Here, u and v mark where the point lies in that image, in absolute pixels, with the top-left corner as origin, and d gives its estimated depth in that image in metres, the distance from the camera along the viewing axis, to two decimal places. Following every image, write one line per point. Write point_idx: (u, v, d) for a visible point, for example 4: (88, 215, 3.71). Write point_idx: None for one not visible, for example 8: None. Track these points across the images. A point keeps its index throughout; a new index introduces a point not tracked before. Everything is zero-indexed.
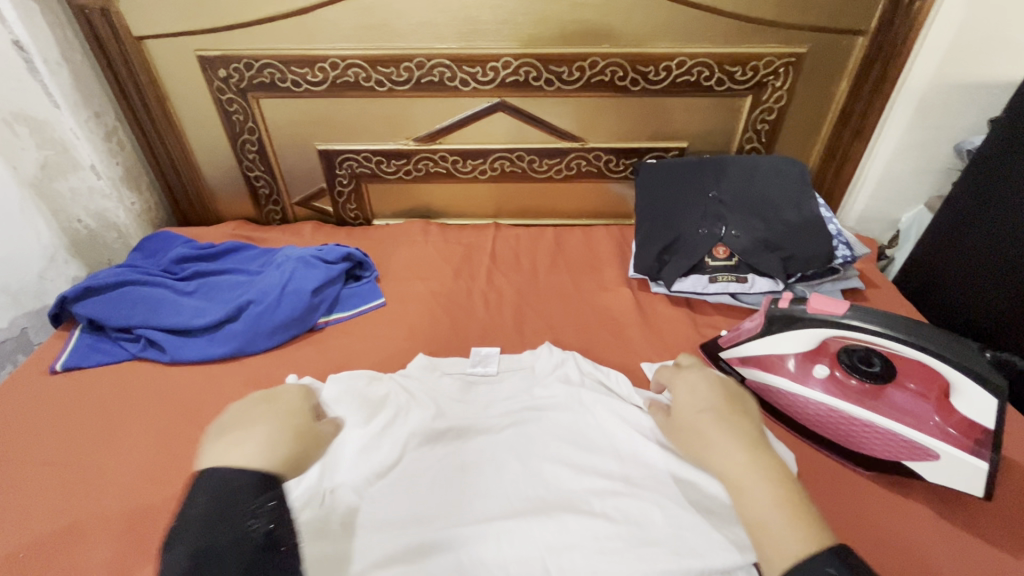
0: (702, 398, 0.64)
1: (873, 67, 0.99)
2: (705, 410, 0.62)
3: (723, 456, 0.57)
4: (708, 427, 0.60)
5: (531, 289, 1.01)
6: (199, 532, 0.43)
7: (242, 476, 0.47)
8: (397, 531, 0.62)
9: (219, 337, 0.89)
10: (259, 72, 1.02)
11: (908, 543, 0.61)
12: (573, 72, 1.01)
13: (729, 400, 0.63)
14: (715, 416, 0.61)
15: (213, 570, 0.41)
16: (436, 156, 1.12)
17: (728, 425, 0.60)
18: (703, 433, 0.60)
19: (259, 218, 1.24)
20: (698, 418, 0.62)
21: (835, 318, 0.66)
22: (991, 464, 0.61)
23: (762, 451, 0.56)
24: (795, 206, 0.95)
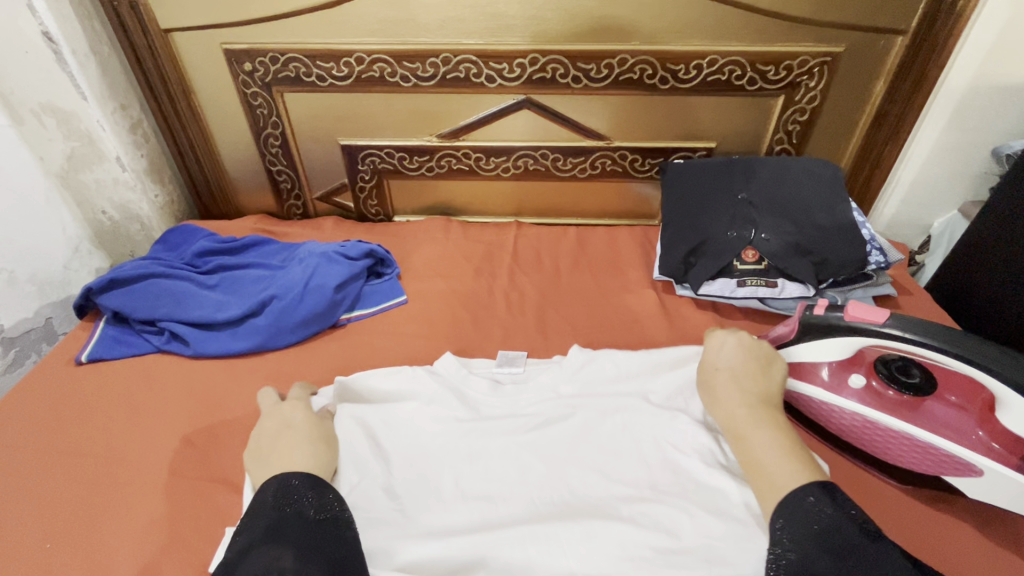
0: (726, 356, 0.70)
1: (912, 68, 0.96)
2: (722, 369, 0.68)
3: (727, 412, 0.64)
4: (721, 387, 0.67)
5: (553, 289, 1.00)
6: (269, 513, 0.54)
7: (301, 474, 0.59)
8: (423, 535, 0.62)
9: (242, 331, 0.88)
10: (284, 66, 1.01)
11: (948, 560, 0.60)
12: (602, 69, 0.99)
13: (750, 357, 0.69)
14: (729, 375, 0.67)
15: (282, 530, 0.52)
16: (459, 153, 1.11)
17: (738, 385, 0.66)
18: (716, 393, 0.67)
19: (280, 213, 1.24)
20: (716, 374, 0.68)
21: (875, 326, 0.64)
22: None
23: (763, 408, 0.64)
24: (827, 209, 0.93)
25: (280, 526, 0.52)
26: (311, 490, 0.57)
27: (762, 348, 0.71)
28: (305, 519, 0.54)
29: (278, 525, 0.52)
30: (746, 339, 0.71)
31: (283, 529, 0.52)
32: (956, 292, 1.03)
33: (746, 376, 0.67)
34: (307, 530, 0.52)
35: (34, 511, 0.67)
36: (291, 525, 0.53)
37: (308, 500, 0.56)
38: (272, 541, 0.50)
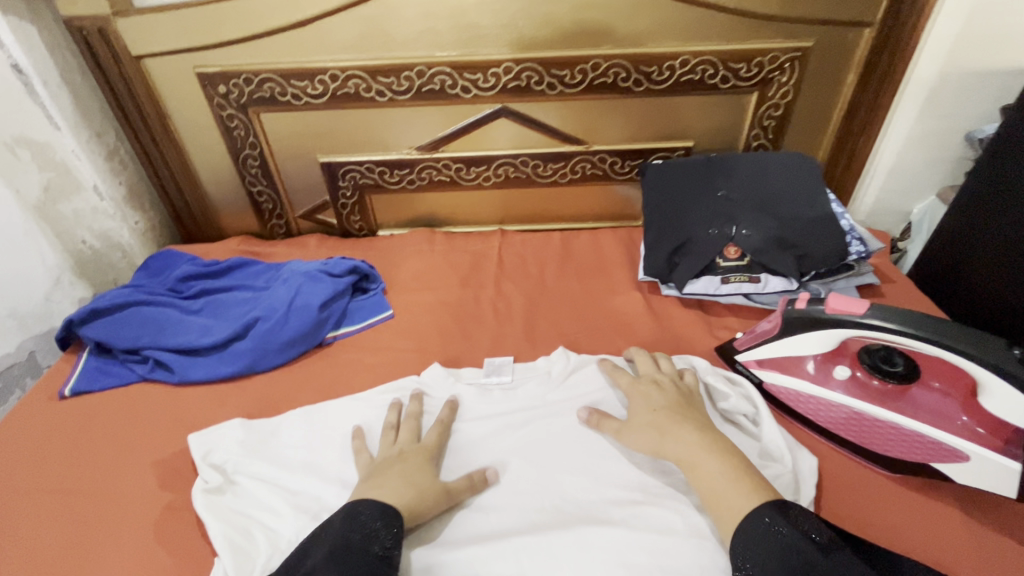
0: (652, 401, 0.69)
1: (880, 58, 0.97)
2: (658, 411, 0.67)
3: (678, 443, 0.63)
4: (665, 423, 0.65)
5: (540, 295, 1.00)
6: (329, 545, 0.54)
7: (377, 507, 0.59)
8: (457, 547, 0.61)
9: (227, 355, 0.87)
10: (258, 87, 1.01)
11: (936, 546, 0.60)
12: (576, 75, 0.99)
13: (677, 399, 0.69)
14: (668, 414, 0.67)
15: (341, 557, 0.53)
16: (439, 164, 1.11)
17: (680, 419, 0.66)
18: (660, 429, 0.65)
19: (263, 233, 1.23)
20: (653, 416, 0.67)
21: (855, 318, 0.65)
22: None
23: (711, 433, 0.64)
24: (805, 202, 0.94)
25: (337, 554, 0.53)
26: (378, 521, 0.57)
27: (683, 392, 0.71)
28: (365, 551, 0.54)
29: (336, 553, 0.53)
30: (666, 387, 0.71)
31: (340, 557, 0.53)
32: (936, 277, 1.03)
33: (683, 412, 0.67)
34: (365, 564, 0.53)
35: (18, 552, 0.66)
36: (349, 554, 0.53)
37: (374, 530, 0.56)
38: (329, 568, 0.52)
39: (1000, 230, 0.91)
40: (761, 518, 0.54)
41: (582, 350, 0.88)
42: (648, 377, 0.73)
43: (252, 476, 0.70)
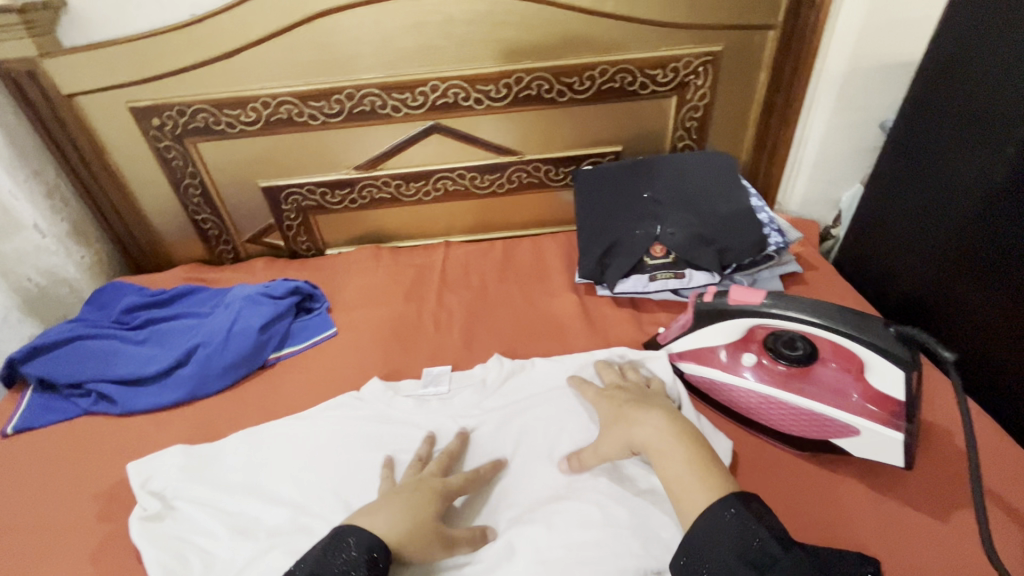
0: (617, 397, 0.72)
1: (787, 58, 1.03)
2: (624, 403, 0.70)
3: (643, 429, 0.65)
4: (630, 412, 0.68)
5: (480, 303, 1.03)
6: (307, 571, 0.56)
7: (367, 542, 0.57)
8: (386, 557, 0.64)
9: (169, 383, 0.88)
10: (192, 118, 1.03)
11: (836, 519, 0.64)
12: (501, 89, 1.03)
13: (641, 395, 0.72)
14: (631, 404, 0.70)
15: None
16: (379, 182, 1.13)
17: (645, 406, 0.69)
18: (627, 417, 0.68)
19: (212, 259, 1.24)
20: (618, 409, 0.70)
21: (755, 307, 0.69)
22: (907, 436, 0.63)
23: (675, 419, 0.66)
24: (725, 198, 0.99)
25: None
26: (358, 553, 0.56)
27: (649, 390, 0.74)
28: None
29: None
30: (631, 386, 0.75)
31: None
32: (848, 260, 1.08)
33: (646, 401, 0.70)
34: None
35: None
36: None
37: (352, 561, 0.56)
38: None
39: (891, 220, 0.95)
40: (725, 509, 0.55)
41: (517, 354, 0.91)
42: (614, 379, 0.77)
43: (192, 500, 0.72)
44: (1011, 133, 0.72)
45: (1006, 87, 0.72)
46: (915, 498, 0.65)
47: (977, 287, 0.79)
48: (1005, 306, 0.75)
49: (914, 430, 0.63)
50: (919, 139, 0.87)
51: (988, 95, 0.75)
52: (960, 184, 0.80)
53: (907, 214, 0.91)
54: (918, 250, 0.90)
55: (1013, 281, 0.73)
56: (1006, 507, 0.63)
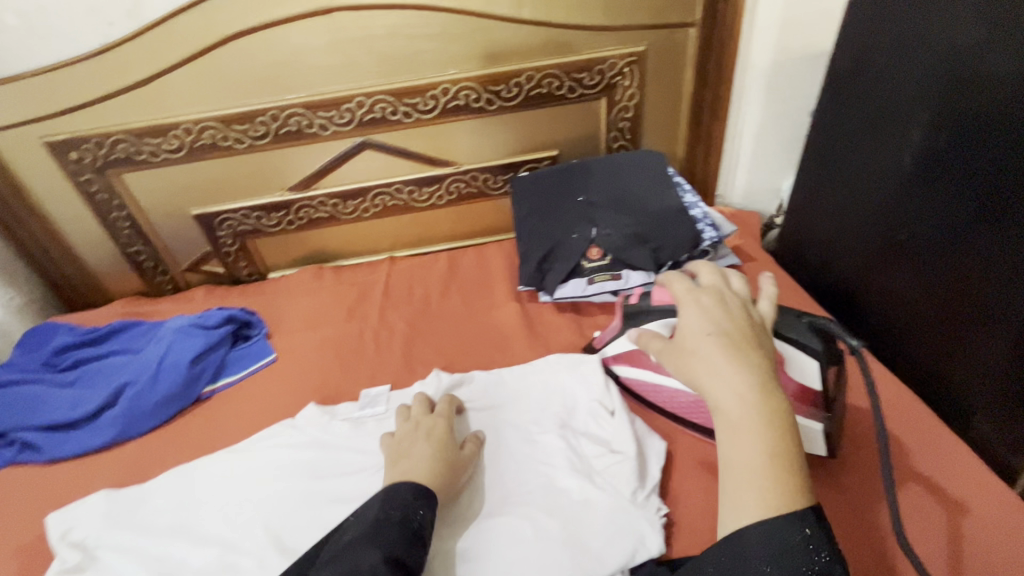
0: (707, 322, 0.57)
1: (710, 55, 1.04)
2: (712, 335, 0.56)
3: (724, 384, 0.53)
4: (716, 357, 0.54)
5: (423, 318, 1.02)
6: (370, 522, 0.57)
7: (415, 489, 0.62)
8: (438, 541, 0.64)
9: (98, 426, 0.85)
10: (112, 149, 1.00)
11: None
12: (428, 101, 1.02)
13: (741, 329, 0.57)
14: (720, 343, 0.55)
15: (380, 528, 0.56)
16: (315, 202, 1.11)
17: (737, 353, 0.54)
18: (708, 361, 0.54)
19: (151, 291, 1.21)
20: (701, 341, 0.56)
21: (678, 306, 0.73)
22: (825, 425, 0.63)
23: (769, 385, 0.53)
24: (658, 196, 0.99)
25: (376, 529, 0.55)
26: (416, 500, 0.60)
27: (753, 322, 0.59)
28: (406, 526, 0.57)
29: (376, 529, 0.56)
30: (732, 306, 0.59)
31: (378, 530, 0.55)
32: (783, 246, 1.09)
33: (742, 342, 0.55)
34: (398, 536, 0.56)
35: None
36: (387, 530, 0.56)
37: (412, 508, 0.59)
38: (369, 535, 0.55)
39: (817, 209, 0.96)
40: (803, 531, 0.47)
41: (457, 368, 0.90)
42: (714, 297, 0.60)
43: (116, 548, 0.69)
44: (919, 117, 0.72)
45: (916, 68, 0.71)
46: (843, 480, 0.65)
47: (901, 268, 0.80)
48: (929, 288, 0.75)
49: (832, 418, 0.63)
50: (833, 126, 0.87)
51: (892, 81, 0.75)
52: (878, 169, 0.81)
53: (832, 198, 0.91)
54: (844, 237, 0.90)
55: (936, 261, 0.74)
56: (930, 485, 0.64)
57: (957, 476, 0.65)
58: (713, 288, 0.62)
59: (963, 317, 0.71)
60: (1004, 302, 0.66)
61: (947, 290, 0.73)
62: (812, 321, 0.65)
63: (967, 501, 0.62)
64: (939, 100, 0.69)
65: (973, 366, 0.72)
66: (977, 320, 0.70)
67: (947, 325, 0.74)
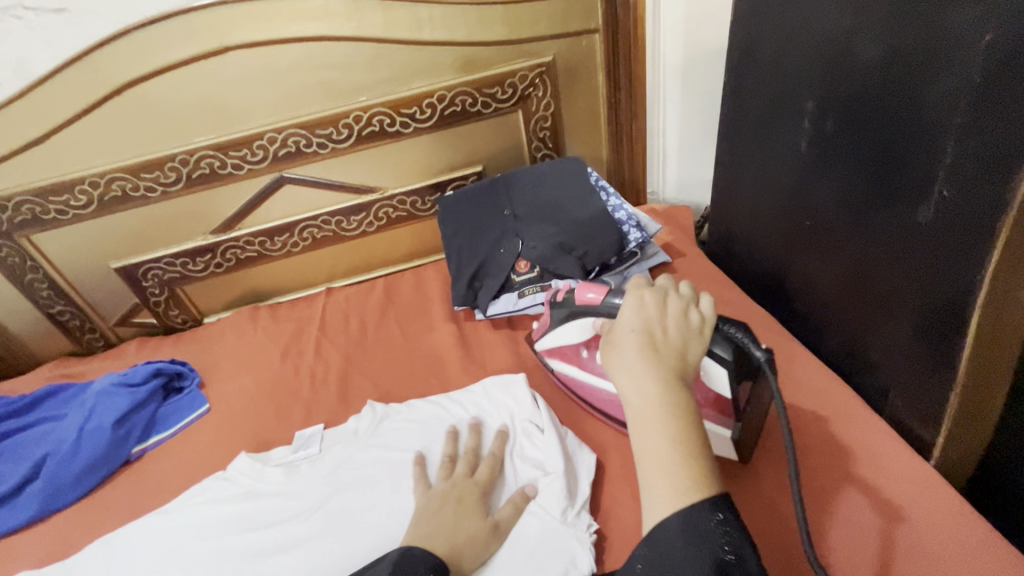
0: (640, 318, 0.57)
1: (618, 57, 1.05)
2: (634, 331, 0.56)
3: (634, 381, 0.53)
4: (632, 351, 0.54)
5: (359, 349, 1.00)
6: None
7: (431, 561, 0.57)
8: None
9: (21, 502, 0.82)
10: (16, 211, 0.96)
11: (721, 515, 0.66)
12: (341, 130, 1.00)
13: (670, 330, 0.56)
14: (642, 341, 0.55)
15: None
16: (241, 242, 1.09)
17: (656, 353, 0.54)
18: (625, 357, 0.55)
19: (82, 350, 1.17)
20: (626, 336, 0.56)
21: (596, 307, 0.71)
22: (735, 432, 0.66)
23: (676, 386, 0.52)
24: (581, 203, 1.00)
25: None
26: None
27: (689, 322, 0.58)
28: None
29: None
30: (670, 306, 0.58)
31: None
32: (712, 237, 1.10)
33: (664, 341, 0.55)
34: None
35: None
36: None
37: None
38: None
39: (738, 202, 0.97)
40: (711, 514, 0.46)
41: (393, 398, 0.89)
42: (656, 295, 0.59)
43: None
44: (808, 106, 0.74)
45: (798, 58, 0.73)
46: (756, 479, 0.68)
47: (814, 251, 0.80)
48: (839, 272, 0.76)
49: (741, 426, 0.65)
50: (741, 120, 0.89)
51: (782, 72, 0.77)
52: (781, 159, 0.82)
53: (748, 191, 0.93)
54: (763, 228, 0.91)
55: (841, 245, 0.75)
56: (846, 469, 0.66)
57: (861, 462, 0.68)
58: (658, 287, 0.61)
59: (868, 299, 0.72)
60: (898, 284, 0.67)
61: (853, 273, 0.74)
62: (721, 331, 0.61)
63: (872, 484, 0.65)
64: (821, 87, 0.71)
65: (883, 349, 0.72)
66: (882, 301, 0.70)
67: (858, 308, 0.75)
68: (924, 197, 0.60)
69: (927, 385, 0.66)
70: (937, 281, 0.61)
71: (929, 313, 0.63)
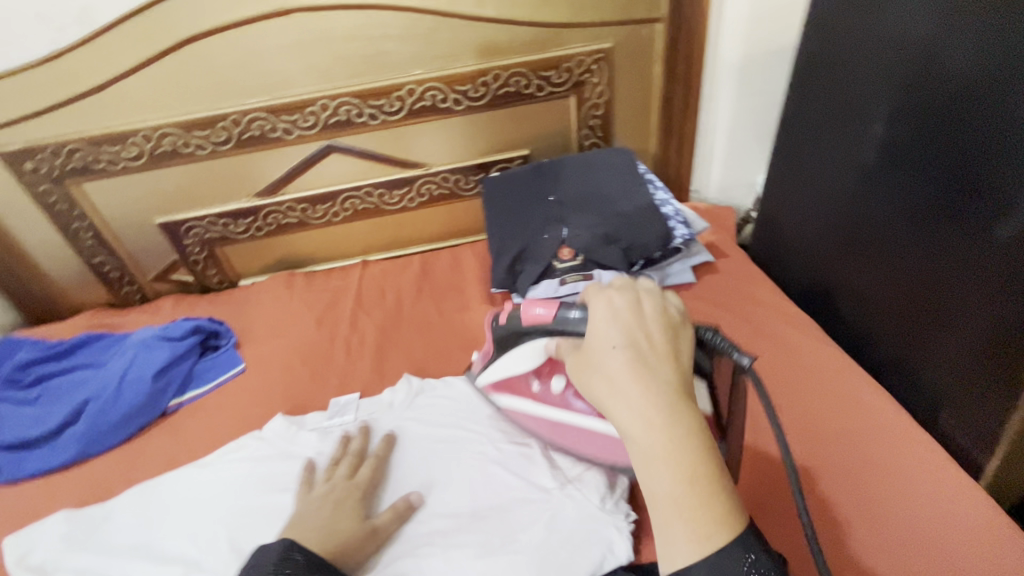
0: (621, 331, 0.51)
1: (678, 49, 1.02)
2: (618, 348, 0.50)
3: (632, 409, 0.48)
4: (621, 373, 0.49)
5: (395, 323, 1.00)
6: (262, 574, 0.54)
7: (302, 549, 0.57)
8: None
9: (60, 443, 0.84)
10: (68, 158, 0.97)
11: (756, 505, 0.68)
12: (394, 102, 1.00)
13: (654, 338, 0.51)
14: (631, 358, 0.49)
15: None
16: (283, 207, 1.09)
17: (648, 370, 0.49)
18: (614, 380, 0.49)
19: (118, 302, 1.18)
20: (609, 356, 0.50)
21: (551, 326, 0.63)
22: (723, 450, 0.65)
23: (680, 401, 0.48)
24: (628, 195, 0.99)
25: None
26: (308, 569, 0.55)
27: (668, 322, 0.53)
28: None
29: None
30: (645, 307, 0.53)
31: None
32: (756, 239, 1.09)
33: (653, 353, 0.50)
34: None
35: None
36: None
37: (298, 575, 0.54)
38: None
39: (790, 207, 0.95)
40: (743, 555, 0.44)
41: (428, 374, 0.89)
42: (625, 296, 0.54)
43: (76, 570, 0.67)
44: (881, 112, 0.72)
45: (877, 61, 0.71)
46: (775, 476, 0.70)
47: (867, 261, 0.80)
48: (897, 284, 0.75)
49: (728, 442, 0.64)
50: (804, 124, 0.87)
51: (855, 76, 0.75)
52: (844, 165, 0.80)
53: (803, 196, 0.91)
54: (817, 234, 0.89)
55: (903, 257, 0.73)
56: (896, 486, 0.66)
57: (886, 484, 0.67)
58: (623, 286, 0.55)
59: (928, 313, 0.70)
60: (964, 301, 0.65)
61: (913, 285, 0.72)
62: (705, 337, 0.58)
63: (889, 511, 0.65)
64: (899, 94, 0.69)
65: (939, 366, 0.71)
66: (944, 317, 0.68)
67: (915, 323, 0.73)
68: (1002, 214, 0.59)
69: (983, 403, 0.65)
70: (1011, 300, 0.59)
71: (993, 331, 0.62)
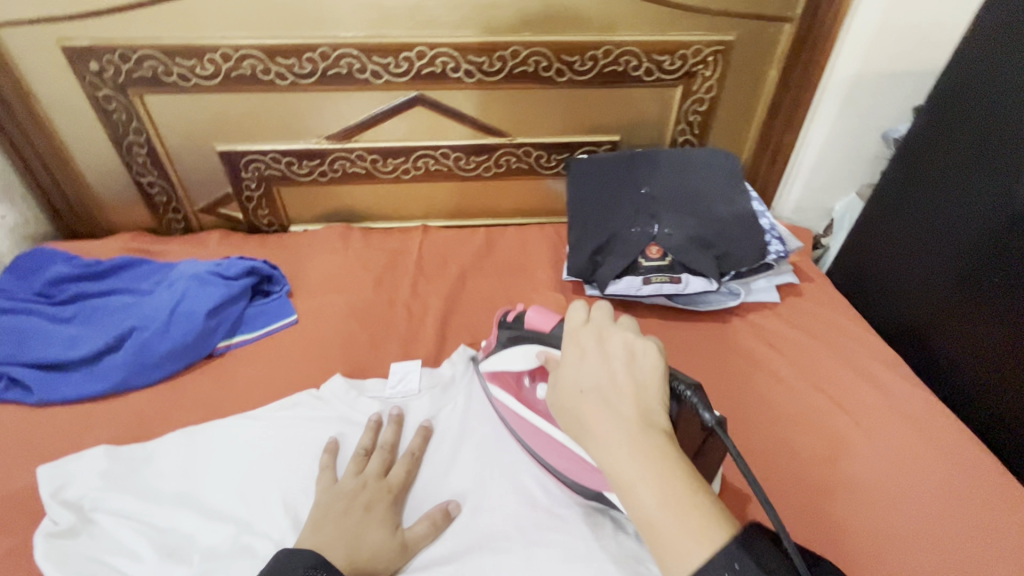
0: (586, 373, 0.48)
1: (801, 54, 0.96)
2: (586, 391, 0.47)
3: (608, 451, 0.44)
4: (590, 416, 0.46)
5: (459, 296, 0.94)
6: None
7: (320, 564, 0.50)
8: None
9: (99, 370, 0.77)
10: (138, 65, 0.89)
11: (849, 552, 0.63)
12: (494, 62, 0.93)
13: (620, 373, 0.48)
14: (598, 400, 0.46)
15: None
16: (353, 155, 1.02)
17: (615, 410, 0.45)
18: (584, 422, 0.46)
19: (158, 228, 1.11)
20: (575, 400, 0.47)
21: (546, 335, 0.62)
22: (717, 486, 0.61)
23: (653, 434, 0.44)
24: (727, 200, 0.93)
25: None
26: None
27: (635, 354, 0.49)
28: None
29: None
30: (609, 342, 0.50)
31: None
32: (842, 265, 1.04)
33: (619, 390, 0.46)
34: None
35: None
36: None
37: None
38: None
39: (899, 238, 0.90)
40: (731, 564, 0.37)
41: None
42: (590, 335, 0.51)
43: (114, 513, 0.62)
44: None
45: None
46: (862, 517, 0.66)
47: (962, 283, 0.78)
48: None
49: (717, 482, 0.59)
50: (938, 152, 0.82)
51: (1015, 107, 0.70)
52: (983, 201, 0.75)
53: (918, 228, 0.86)
54: (930, 269, 0.84)
55: None
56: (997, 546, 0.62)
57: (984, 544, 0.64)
58: (590, 323, 0.52)
59: None
60: None
61: None
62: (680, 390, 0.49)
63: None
64: None
65: None
66: None
67: None
68: None
69: None
70: None
71: None
